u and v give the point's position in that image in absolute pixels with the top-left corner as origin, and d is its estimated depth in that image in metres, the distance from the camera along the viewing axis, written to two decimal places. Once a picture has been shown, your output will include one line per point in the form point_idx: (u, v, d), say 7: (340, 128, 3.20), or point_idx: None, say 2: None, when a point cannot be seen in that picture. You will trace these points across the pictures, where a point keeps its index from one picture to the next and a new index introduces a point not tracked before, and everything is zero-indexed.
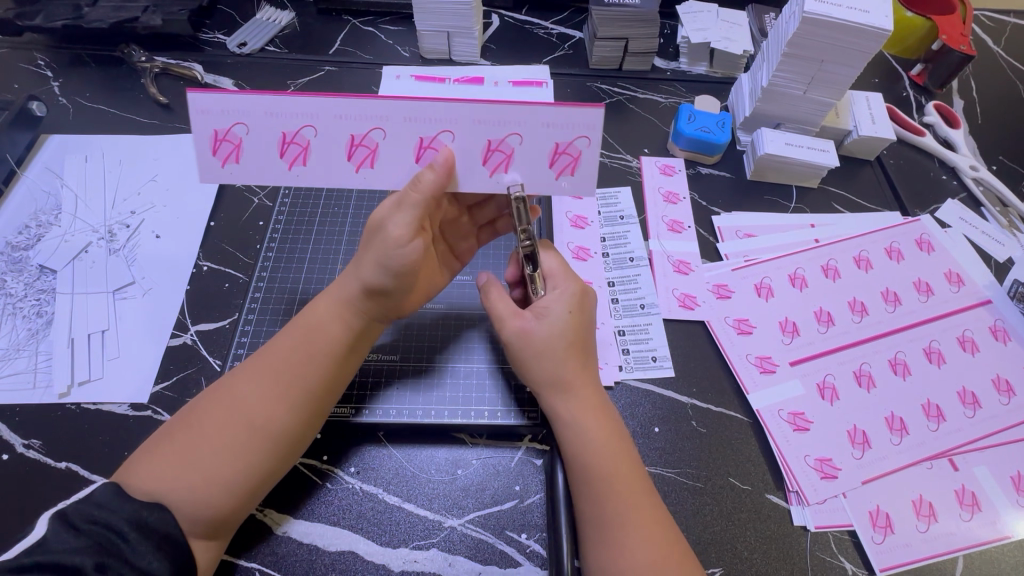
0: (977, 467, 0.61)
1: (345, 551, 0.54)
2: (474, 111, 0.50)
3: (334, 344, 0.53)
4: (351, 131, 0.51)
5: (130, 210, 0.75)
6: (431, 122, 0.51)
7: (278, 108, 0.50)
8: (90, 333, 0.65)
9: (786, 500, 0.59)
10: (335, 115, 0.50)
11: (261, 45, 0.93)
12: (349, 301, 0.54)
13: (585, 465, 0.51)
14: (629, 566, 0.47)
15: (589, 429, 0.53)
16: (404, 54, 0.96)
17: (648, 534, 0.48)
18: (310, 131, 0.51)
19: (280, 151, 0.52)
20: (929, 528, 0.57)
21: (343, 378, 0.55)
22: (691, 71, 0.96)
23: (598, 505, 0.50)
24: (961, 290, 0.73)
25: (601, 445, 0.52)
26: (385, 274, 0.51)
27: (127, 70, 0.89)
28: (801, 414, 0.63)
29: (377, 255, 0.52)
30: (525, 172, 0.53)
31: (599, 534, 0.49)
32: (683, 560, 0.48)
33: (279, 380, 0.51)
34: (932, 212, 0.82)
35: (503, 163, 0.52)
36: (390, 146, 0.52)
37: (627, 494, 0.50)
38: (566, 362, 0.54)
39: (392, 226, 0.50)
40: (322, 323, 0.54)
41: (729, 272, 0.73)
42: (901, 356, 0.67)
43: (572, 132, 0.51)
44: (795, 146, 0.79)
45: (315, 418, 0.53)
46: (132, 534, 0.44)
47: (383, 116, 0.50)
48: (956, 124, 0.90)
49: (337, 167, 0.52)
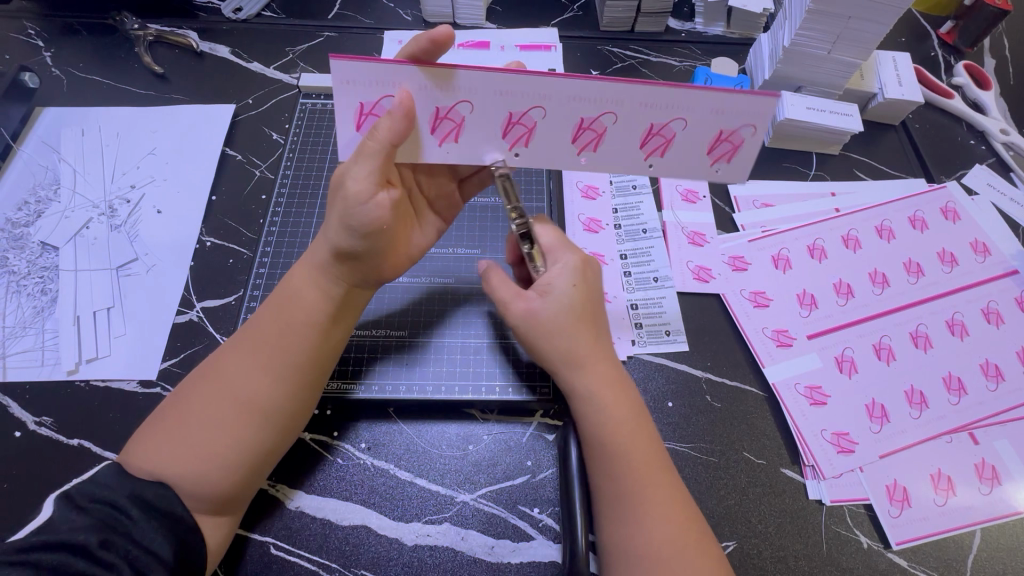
0: (998, 441, 0.60)
1: (358, 525, 0.54)
2: (641, 94, 0.48)
3: (319, 315, 0.52)
4: (511, 109, 0.48)
5: (130, 184, 0.73)
6: (595, 103, 0.48)
7: (433, 82, 0.47)
8: (94, 310, 0.64)
9: (801, 474, 0.58)
10: (500, 91, 0.47)
11: (257, 10, 0.89)
12: (326, 269, 0.52)
13: (603, 443, 0.50)
14: (644, 543, 0.47)
15: (607, 405, 0.51)
16: (406, 18, 0.91)
17: (665, 513, 0.47)
18: (466, 106, 0.48)
19: (432, 126, 0.49)
20: (947, 502, 0.57)
21: (333, 348, 0.54)
22: (707, 32, 0.91)
23: (612, 483, 0.49)
24: (986, 261, 0.71)
25: (618, 422, 0.51)
26: (352, 234, 0.49)
27: (119, 39, 0.86)
28: (818, 388, 0.62)
29: (340, 213, 0.48)
30: (678, 159, 0.52)
31: (613, 513, 0.48)
32: (696, 534, 0.48)
33: (265, 353, 0.50)
34: (959, 178, 0.79)
35: (661, 147, 0.51)
36: (552, 125, 0.49)
37: (642, 473, 0.49)
38: (577, 338, 0.53)
39: (352, 180, 0.47)
40: (299, 292, 0.52)
41: (747, 243, 0.71)
42: (923, 329, 0.66)
43: (735, 121, 0.49)
44: (818, 109, 0.75)
45: (309, 389, 0.52)
46: (137, 513, 0.44)
47: (546, 94, 0.48)
48: (987, 85, 0.86)
49: (494, 145, 0.51)
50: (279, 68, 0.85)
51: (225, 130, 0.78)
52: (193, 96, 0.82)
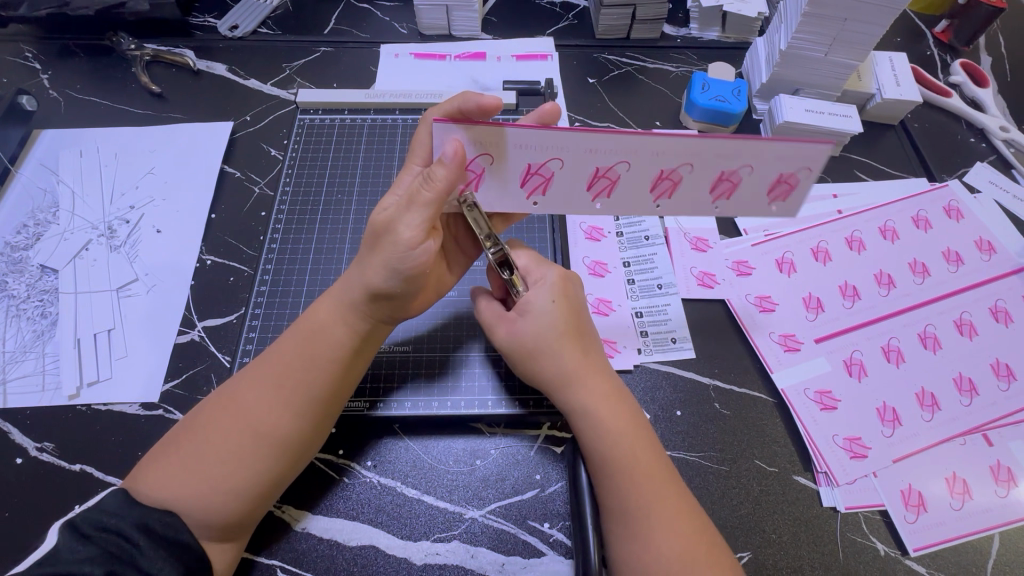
0: (1012, 442, 0.59)
1: (366, 545, 0.54)
2: (719, 146, 0.48)
3: (338, 346, 0.51)
4: (597, 164, 0.50)
5: (129, 204, 0.73)
6: (675, 157, 0.49)
7: (526, 143, 0.48)
8: (95, 332, 0.64)
9: (814, 481, 0.57)
10: (586, 149, 0.48)
11: (253, 27, 0.90)
12: (354, 305, 0.51)
13: (605, 459, 0.49)
14: (654, 560, 0.45)
15: (607, 420, 0.50)
16: (402, 31, 0.92)
17: (675, 526, 0.47)
18: (556, 163, 0.50)
19: (521, 180, 0.51)
20: (963, 506, 0.56)
21: (350, 379, 0.53)
22: (702, 37, 0.91)
23: (618, 500, 0.48)
24: (992, 259, 0.70)
25: (620, 436, 0.50)
26: (395, 277, 0.49)
27: (116, 60, 0.87)
28: (828, 393, 0.61)
29: (385, 257, 0.49)
30: (743, 202, 0.52)
31: (622, 528, 0.47)
32: (708, 546, 0.47)
33: (285, 387, 0.49)
34: (960, 176, 0.78)
35: (729, 190, 0.52)
36: (634, 177, 0.51)
37: (650, 488, 0.48)
38: (564, 354, 0.53)
39: (403, 228, 0.48)
40: (323, 325, 0.51)
41: (750, 248, 0.71)
42: (931, 329, 0.65)
43: (796, 164, 0.49)
44: (816, 112, 0.75)
45: (323, 421, 0.51)
46: (143, 541, 0.43)
47: (632, 150, 0.48)
48: (984, 82, 0.85)
49: (577, 197, 0.53)
50: (276, 84, 0.85)
51: (223, 148, 0.78)
52: (191, 114, 0.82)
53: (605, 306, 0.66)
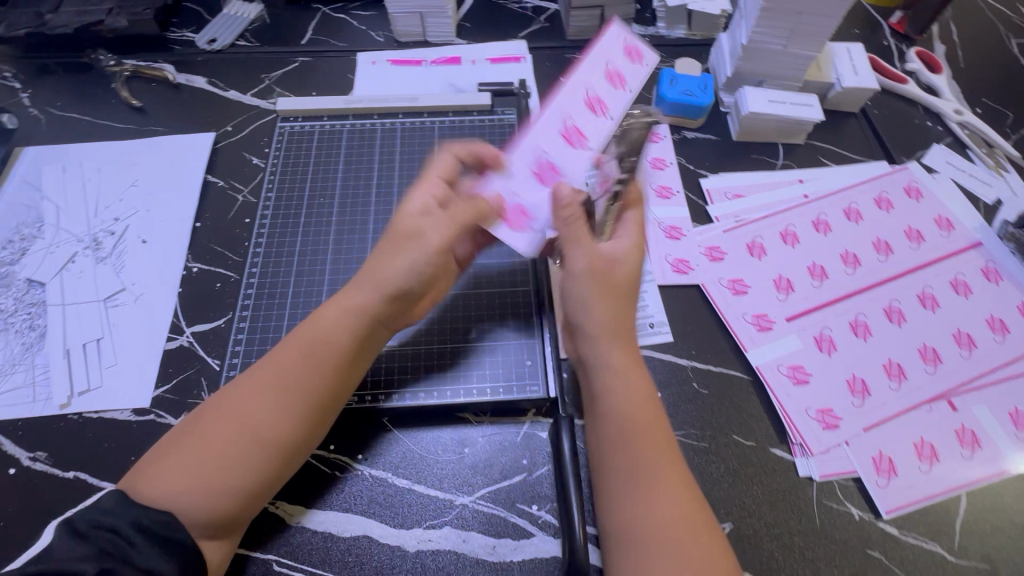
0: (976, 407, 0.62)
1: (359, 535, 0.55)
2: (578, 76, 0.63)
3: (340, 354, 0.53)
4: (558, 123, 0.61)
5: (114, 217, 0.74)
6: (575, 85, 0.63)
7: (515, 160, 0.60)
8: (84, 342, 0.65)
9: (790, 453, 0.60)
10: (542, 130, 0.61)
11: (231, 39, 0.92)
12: (358, 312, 0.53)
13: (625, 418, 0.50)
14: (658, 519, 0.46)
15: (632, 380, 0.52)
16: (378, 39, 0.94)
17: (679, 491, 0.47)
18: (545, 154, 0.60)
19: (539, 178, 0.60)
20: (932, 468, 0.58)
21: (349, 385, 0.54)
22: (670, 35, 0.95)
23: (630, 459, 0.49)
24: (951, 235, 0.73)
25: (639, 398, 0.51)
26: (412, 278, 0.54)
27: (96, 76, 0.88)
28: (801, 367, 0.64)
29: (405, 261, 0.54)
30: (632, 74, 0.65)
31: (627, 487, 0.48)
32: (703, 515, 0.47)
33: (287, 391, 0.51)
34: (919, 158, 0.82)
35: (616, 79, 0.64)
36: (586, 119, 0.62)
37: (661, 450, 0.49)
38: (619, 308, 0.53)
39: (430, 234, 0.54)
40: (326, 331, 0.53)
41: (721, 234, 0.73)
42: (896, 304, 0.68)
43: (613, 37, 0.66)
44: (779, 102, 0.79)
45: (321, 423, 0.53)
46: (139, 538, 0.44)
47: (561, 98, 0.62)
48: (938, 69, 0.89)
49: (576, 155, 0.60)
50: (256, 94, 0.87)
51: (206, 158, 0.80)
52: (172, 126, 0.83)
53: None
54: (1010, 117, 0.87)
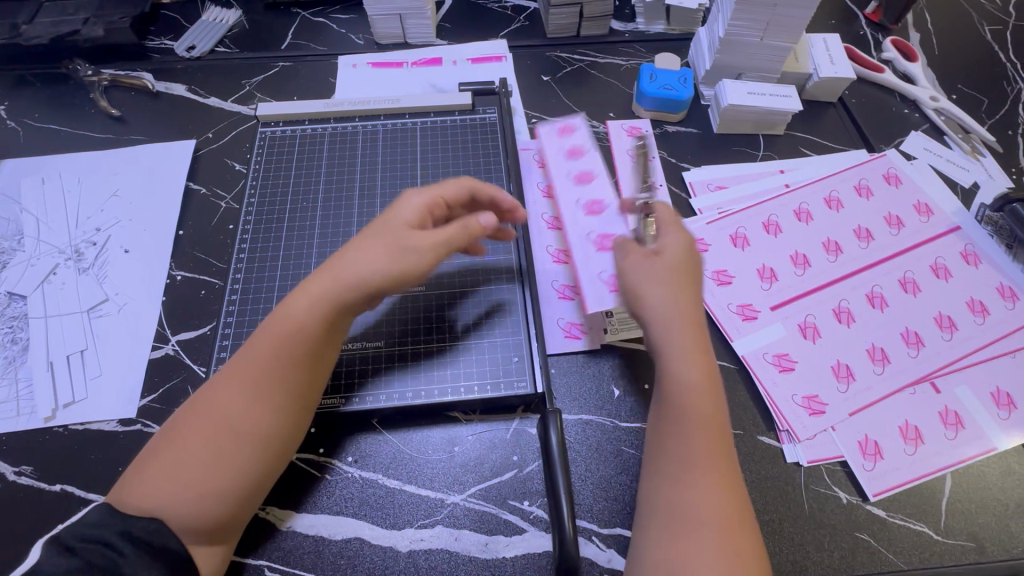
0: (959, 388, 0.63)
1: (351, 538, 0.55)
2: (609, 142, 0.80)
3: (312, 343, 0.51)
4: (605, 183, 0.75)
5: (95, 227, 0.74)
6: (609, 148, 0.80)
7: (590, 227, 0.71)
8: (68, 354, 0.64)
9: (777, 440, 0.60)
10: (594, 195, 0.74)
11: (210, 46, 0.91)
12: (325, 300, 0.51)
13: (683, 403, 0.49)
14: (699, 506, 0.46)
15: (691, 362, 0.50)
16: (359, 42, 0.94)
17: (720, 480, 0.47)
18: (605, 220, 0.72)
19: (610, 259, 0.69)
20: (917, 450, 0.59)
21: (322, 371, 0.53)
22: (649, 30, 0.95)
23: (679, 445, 0.48)
24: (930, 220, 0.74)
25: (698, 383, 0.50)
26: (398, 260, 0.51)
27: (73, 86, 0.87)
28: (786, 355, 0.64)
29: (389, 244, 0.51)
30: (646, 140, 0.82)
31: (671, 473, 0.47)
32: (741, 506, 0.47)
33: (263, 385, 0.50)
34: (897, 146, 0.83)
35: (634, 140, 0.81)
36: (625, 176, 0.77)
37: (711, 437, 0.48)
38: (678, 297, 0.53)
39: (405, 210, 0.54)
40: (294, 322, 0.51)
41: (705, 225, 0.74)
42: (878, 290, 0.69)
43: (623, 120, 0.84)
44: (757, 94, 0.79)
45: (302, 415, 0.52)
46: (127, 548, 0.44)
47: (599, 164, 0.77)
48: (914, 57, 0.91)
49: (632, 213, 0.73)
50: (236, 100, 0.86)
51: (188, 165, 0.79)
52: (153, 135, 0.83)
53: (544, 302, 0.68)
54: (985, 103, 0.88)
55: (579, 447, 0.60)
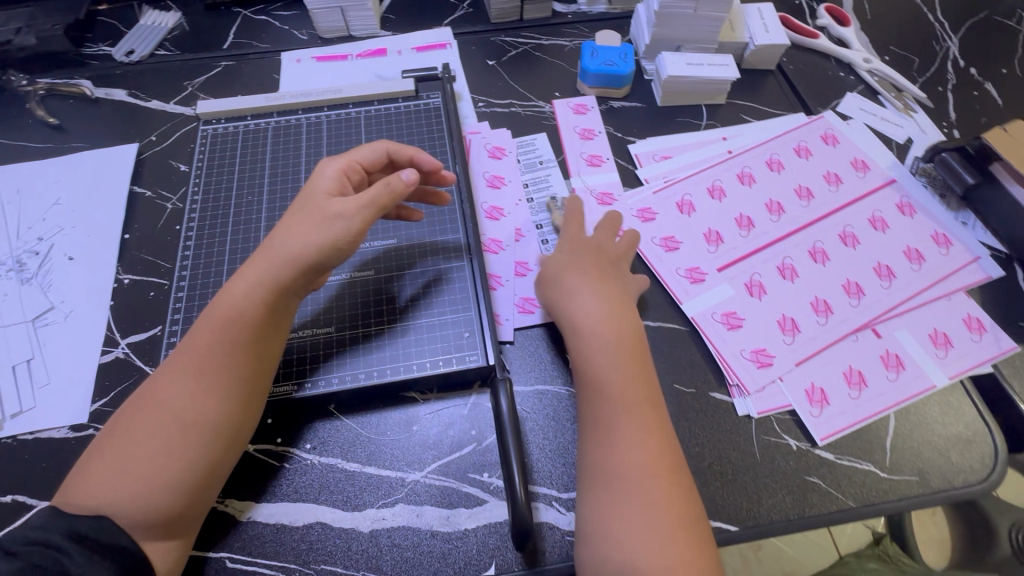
0: (898, 332, 0.65)
1: (312, 523, 0.55)
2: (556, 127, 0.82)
3: (253, 327, 0.52)
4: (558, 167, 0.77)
5: (37, 236, 0.72)
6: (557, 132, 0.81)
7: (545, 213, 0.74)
8: (14, 364, 0.63)
9: (729, 395, 0.62)
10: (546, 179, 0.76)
11: (150, 49, 0.90)
12: (262, 284, 0.52)
13: (603, 372, 0.54)
14: (620, 464, 0.50)
15: (607, 334, 0.56)
16: (302, 37, 0.93)
17: (641, 438, 0.51)
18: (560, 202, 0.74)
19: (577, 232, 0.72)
20: (861, 394, 0.61)
21: (268, 357, 0.54)
22: (592, 10, 0.97)
23: (603, 408, 0.53)
24: (867, 175, 0.77)
25: (614, 352, 0.55)
26: (326, 228, 0.53)
27: (8, 97, 0.85)
28: (733, 313, 0.66)
29: (314, 217, 0.54)
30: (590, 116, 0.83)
31: (597, 434, 0.52)
32: (666, 461, 0.50)
33: (206, 373, 0.50)
34: (834, 107, 0.85)
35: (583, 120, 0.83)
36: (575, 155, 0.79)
37: (632, 401, 0.52)
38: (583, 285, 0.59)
39: (323, 181, 0.57)
40: (233, 308, 0.52)
41: (651, 195, 0.75)
42: (819, 245, 0.71)
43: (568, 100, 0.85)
44: (696, 65, 0.81)
45: (249, 404, 0.52)
46: (74, 547, 0.44)
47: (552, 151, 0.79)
48: (847, 22, 0.93)
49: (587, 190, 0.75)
50: (179, 102, 0.85)
51: (131, 169, 0.78)
52: (94, 141, 0.81)
53: (496, 280, 0.69)
54: (916, 62, 0.91)
55: (536, 416, 0.61)
